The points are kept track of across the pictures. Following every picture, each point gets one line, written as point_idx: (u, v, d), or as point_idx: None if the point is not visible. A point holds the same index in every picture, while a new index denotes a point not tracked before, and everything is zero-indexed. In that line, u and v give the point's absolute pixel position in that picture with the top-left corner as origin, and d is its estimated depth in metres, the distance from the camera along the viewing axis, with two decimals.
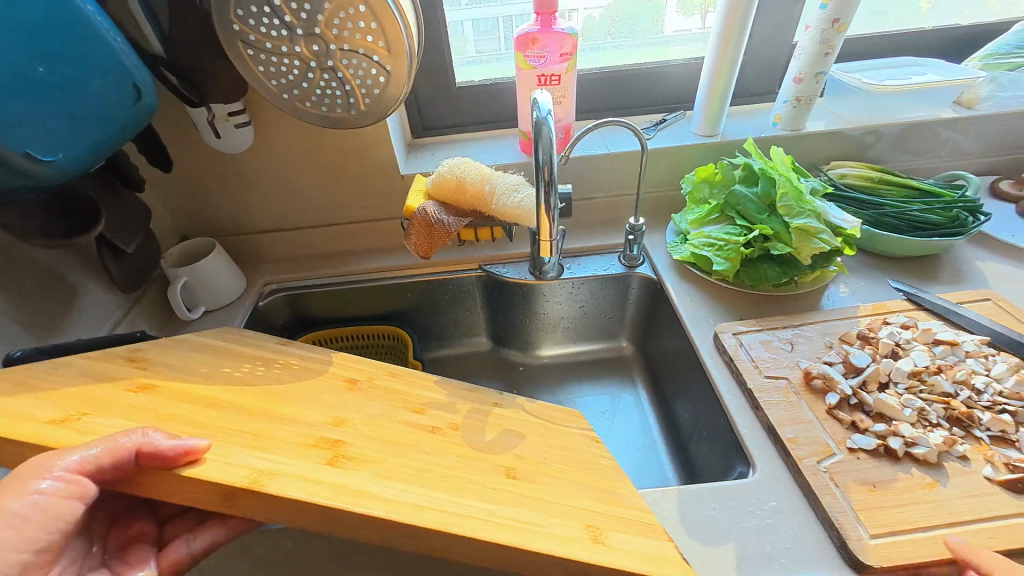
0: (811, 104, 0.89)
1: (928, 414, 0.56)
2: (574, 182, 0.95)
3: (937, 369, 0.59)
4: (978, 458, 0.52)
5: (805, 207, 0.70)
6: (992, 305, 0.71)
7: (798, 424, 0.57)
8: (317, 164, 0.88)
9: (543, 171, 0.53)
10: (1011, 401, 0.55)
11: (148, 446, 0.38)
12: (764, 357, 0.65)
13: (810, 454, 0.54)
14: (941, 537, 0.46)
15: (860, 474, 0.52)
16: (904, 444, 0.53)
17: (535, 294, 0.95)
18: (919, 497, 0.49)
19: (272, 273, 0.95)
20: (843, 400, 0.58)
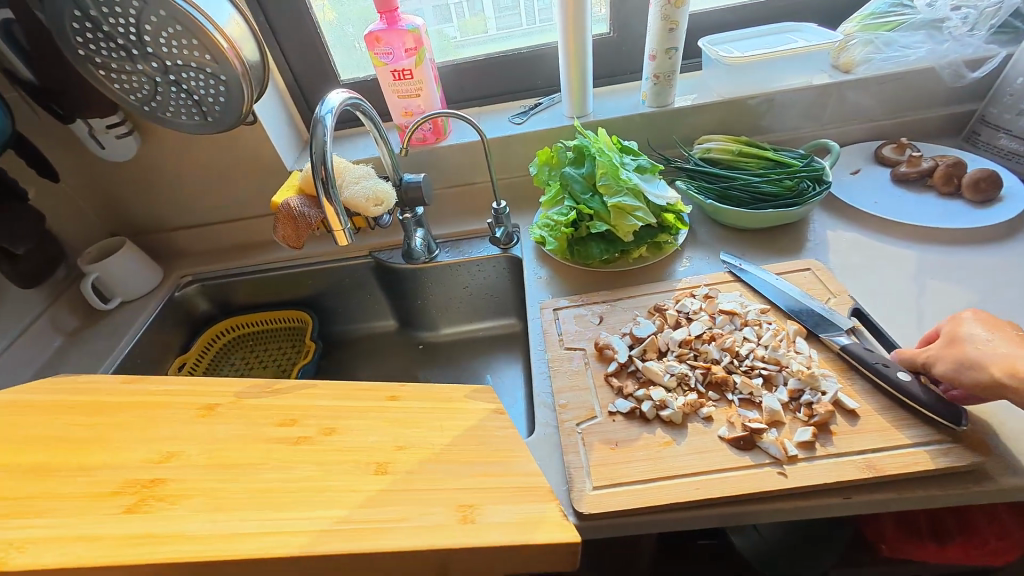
0: (671, 80, 0.90)
1: (692, 378, 0.60)
2: (454, 169, 1.00)
3: (709, 338, 0.64)
4: (721, 419, 0.56)
5: (623, 185, 0.73)
6: (811, 273, 0.72)
7: (574, 390, 0.62)
8: (211, 166, 0.96)
9: (317, 169, 0.59)
10: (767, 364, 0.60)
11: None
12: (570, 330, 0.70)
13: (573, 417, 0.59)
14: (650, 488, 0.51)
15: (603, 433, 0.57)
16: (655, 406, 0.57)
17: (419, 278, 1.01)
18: (648, 454, 0.54)
19: (188, 266, 1.05)
20: (619, 367, 0.63)
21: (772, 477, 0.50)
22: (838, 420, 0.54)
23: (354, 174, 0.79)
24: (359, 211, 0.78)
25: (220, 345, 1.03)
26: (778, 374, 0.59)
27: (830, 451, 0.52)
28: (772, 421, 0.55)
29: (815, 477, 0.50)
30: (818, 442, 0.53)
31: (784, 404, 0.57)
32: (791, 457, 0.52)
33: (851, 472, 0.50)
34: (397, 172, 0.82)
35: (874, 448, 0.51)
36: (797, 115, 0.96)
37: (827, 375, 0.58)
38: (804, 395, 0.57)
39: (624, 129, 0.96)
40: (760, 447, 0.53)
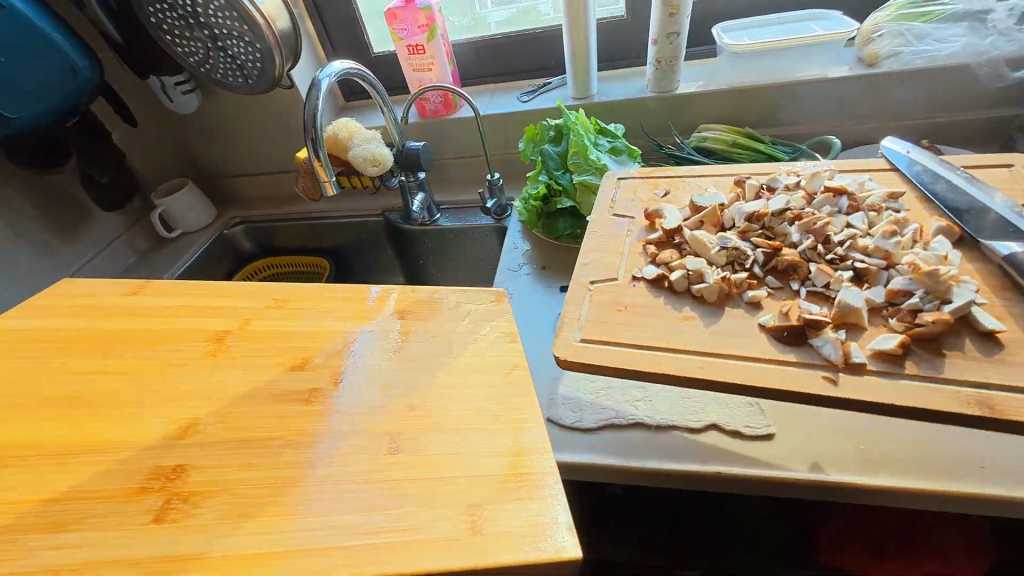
0: (674, 65, 0.89)
1: (755, 261, 0.56)
2: (462, 140, 1.06)
3: (791, 216, 0.58)
4: (772, 308, 0.51)
5: (591, 165, 0.76)
6: (1011, 171, 0.60)
7: (603, 252, 0.60)
8: (258, 124, 1.11)
9: (307, 130, 0.70)
10: (870, 256, 0.53)
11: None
12: (625, 198, 0.68)
13: (590, 275, 0.57)
14: (646, 353, 0.49)
15: (611, 296, 0.55)
16: (688, 279, 0.54)
17: (420, 239, 1.09)
18: (660, 322, 0.51)
19: (237, 210, 1.23)
20: (660, 239, 0.60)
21: (819, 381, 0.44)
22: (960, 340, 0.45)
23: (364, 136, 0.90)
24: (366, 172, 0.89)
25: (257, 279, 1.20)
26: (883, 271, 0.52)
27: (925, 373, 0.43)
28: (849, 324, 0.48)
29: (873, 388, 0.43)
30: (910, 359, 0.44)
31: (876, 309, 0.49)
32: (851, 363, 0.45)
33: (950, 401, 0.41)
34: (400, 139, 0.92)
35: (999, 386, 0.42)
36: (814, 109, 0.91)
37: (963, 281, 0.48)
38: (908, 299, 0.48)
39: (626, 113, 0.97)
40: (810, 344, 0.46)
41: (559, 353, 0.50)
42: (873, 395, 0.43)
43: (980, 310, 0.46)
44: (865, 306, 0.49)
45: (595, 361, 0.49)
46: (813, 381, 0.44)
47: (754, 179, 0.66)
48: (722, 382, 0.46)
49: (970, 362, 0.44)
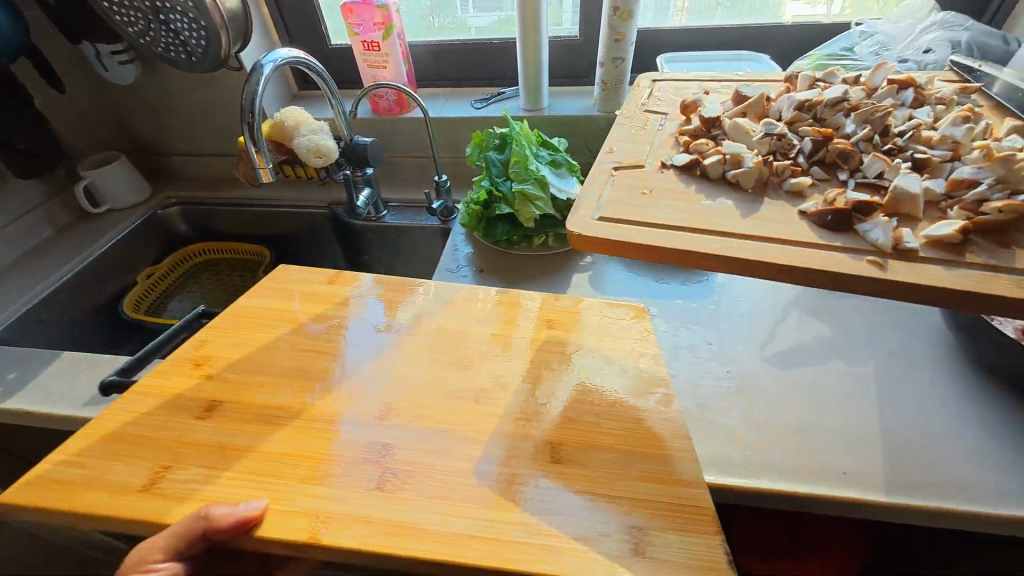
0: (619, 87, 0.94)
1: (801, 151, 0.54)
2: (414, 140, 1.07)
3: (847, 106, 0.57)
4: (815, 197, 0.51)
5: (531, 174, 0.79)
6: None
7: (629, 142, 0.60)
8: (202, 102, 1.08)
9: (244, 114, 0.69)
10: (928, 149, 0.52)
11: (212, 520, 0.40)
12: (660, 100, 0.67)
13: (617, 161, 0.57)
14: (680, 233, 0.48)
15: (640, 180, 0.54)
16: (726, 162, 0.53)
17: (365, 235, 1.08)
18: (690, 207, 0.51)
19: (174, 189, 1.18)
20: (699, 129, 0.59)
21: (863, 265, 0.43)
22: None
23: (311, 126, 0.89)
24: (310, 161, 0.88)
25: (193, 263, 1.16)
26: (947, 163, 0.50)
27: (983, 261, 0.42)
28: (903, 214, 0.48)
29: (918, 272, 0.42)
30: (970, 249, 0.43)
31: (933, 199, 0.48)
32: (900, 249, 0.44)
33: (1004, 285, 0.40)
34: (349, 132, 0.92)
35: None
36: None
37: None
38: (975, 189, 0.47)
39: (573, 129, 1.01)
40: (857, 231, 0.46)
41: (570, 226, 0.48)
42: (921, 280, 0.42)
43: None
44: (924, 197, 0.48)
45: (624, 241, 0.48)
46: (855, 264, 0.43)
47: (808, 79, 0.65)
48: (755, 261, 0.45)
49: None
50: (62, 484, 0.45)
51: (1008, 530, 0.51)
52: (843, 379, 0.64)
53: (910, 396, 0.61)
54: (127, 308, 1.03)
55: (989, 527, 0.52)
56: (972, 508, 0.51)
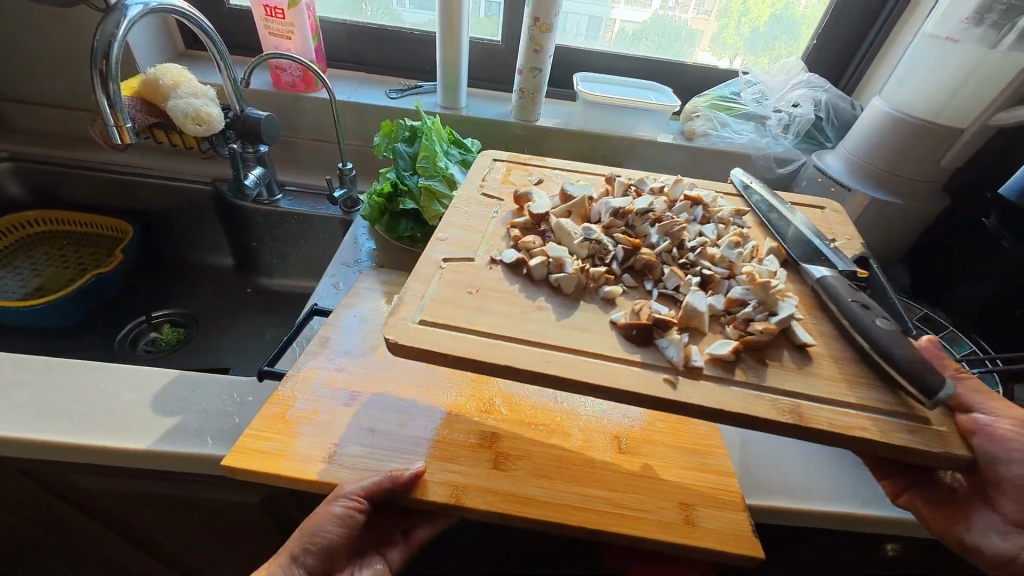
0: (536, 98, 0.96)
1: (615, 257, 0.58)
2: (320, 122, 0.99)
3: (649, 217, 0.62)
4: (625, 306, 0.54)
5: (439, 171, 0.77)
6: (821, 211, 0.72)
7: (465, 229, 0.60)
8: (54, 42, 0.91)
9: (96, 60, 0.58)
10: (713, 266, 0.58)
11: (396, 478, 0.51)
12: (498, 181, 0.69)
13: (445, 250, 0.57)
14: (496, 346, 0.48)
15: (463, 277, 0.54)
16: (548, 265, 0.55)
17: (255, 218, 0.98)
18: (510, 311, 0.51)
19: (10, 143, 0.99)
20: (527, 223, 0.61)
21: (659, 385, 0.46)
22: (780, 351, 0.51)
23: (190, 89, 0.77)
24: (191, 131, 0.77)
25: (27, 234, 0.97)
26: (725, 281, 0.57)
27: (750, 381, 0.48)
28: (692, 327, 0.52)
29: (703, 391, 0.46)
30: (741, 368, 0.49)
31: (717, 316, 0.54)
32: (689, 367, 0.48)
33: (768, 409, 0.46)
34: (240, 103, 0.83)
35: (809, 397, 0.47)
36: (651, 167, 1.04)
37: (787, 300, 0.54)
38: (743, 309, 0.53)
39: (488, 132, 1.00)
40: (657, 347, 0.49)
41: (383, 334, 0.47)
42: (702, 398, 0.46)
43: (798, 328, 0.52)
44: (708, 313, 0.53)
45: (443, 349, 0.47)
46: (652, 383, 0.46)
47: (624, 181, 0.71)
48: (570, 378, 0.46)
49: (789, 370, 0.49)
50: (260, 452, 0.53)
51: (832, 524, 0.59)
52: None
53: None
54: None
55: (817, 521, 0.59)
56: (806, 505, 0.58)
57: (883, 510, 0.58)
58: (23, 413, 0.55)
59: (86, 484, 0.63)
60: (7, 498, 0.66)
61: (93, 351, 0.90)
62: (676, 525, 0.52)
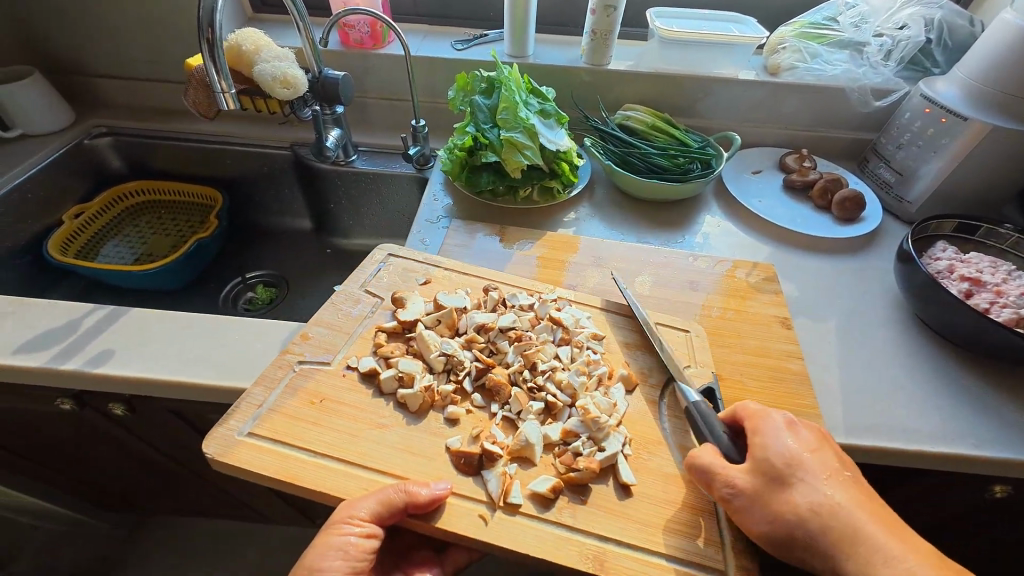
0: (608, 39, 0.91)
1: (469, 373, 0.60)
2: (387, 78, 0.99)
3: (508, 333, 0.63)
4: (466, 427, 0.55)
5: (519, 122, 0.77)
6: (682, 336, 0.67)
7: (333, 329, 0.62)
8: (140, 17, 0.97)
9: (202, 28, 0.60)
10: (558, 393, 0.58)
11: (414, 495, 0.47)
12: (385, 277, 0.70)
13: (302, 355, 0.59)
14: (322, 466, 0.50)
15: (313, 385, 0.56)
16: (398, 379, 0.57)
17: (332, 179, 1.01)
18: (348, 426, 0.53)
19: (107, 118, 1.06)
20: (393, 329, 0.63)
21: (471, 521, 0.48)
22: (604, 483, 0.52)
23: (273, 53, 0.79)
24: (277, 95, 0.79)
25: (130, 205, 1.05)
26: (568, 409, 0.58)
27: (562, 520, 0.49)
28: (524, 457, 0.53)
29: (509, 531, 0.48)
30: (558, 505, 0.50)
31: (552, 444, 0.55)
32: (506, 501, 0.49)
33: (574, 556, 0.47)
34: (318, 64, 0.84)
35: (617, 541, 0.48)
36: (728, 107, 0.98)
37: (615, 432, 0.55)
38: (576, 441, 0.54)
39: (559, 79, 0.97)
40: (482, 474, 0.51)
41: (205, 448, 0.50)
42: (509, 541, 0.47)
43: (627, 463, 0.53)
44: (541, 443, 0.54)
45: (264, 465, 0.50)
46: (463, 515, 0.48)
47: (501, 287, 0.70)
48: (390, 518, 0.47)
49: (600, 511, 0.50)
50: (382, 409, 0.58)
51: (940, 464, 0.58)
52: (808, 335, 0.70)
53: (867, 354, 0.67)
54: (53, 250, 0.91)
55: (926, 462, 0.58)
56: (914, 446, 0.58)
57: (999, 451, 0.57)
58: (173, 362, 0.62)
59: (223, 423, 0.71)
60: (157, 434, 0.75)
61: (202, 309, 0.98)
62: None
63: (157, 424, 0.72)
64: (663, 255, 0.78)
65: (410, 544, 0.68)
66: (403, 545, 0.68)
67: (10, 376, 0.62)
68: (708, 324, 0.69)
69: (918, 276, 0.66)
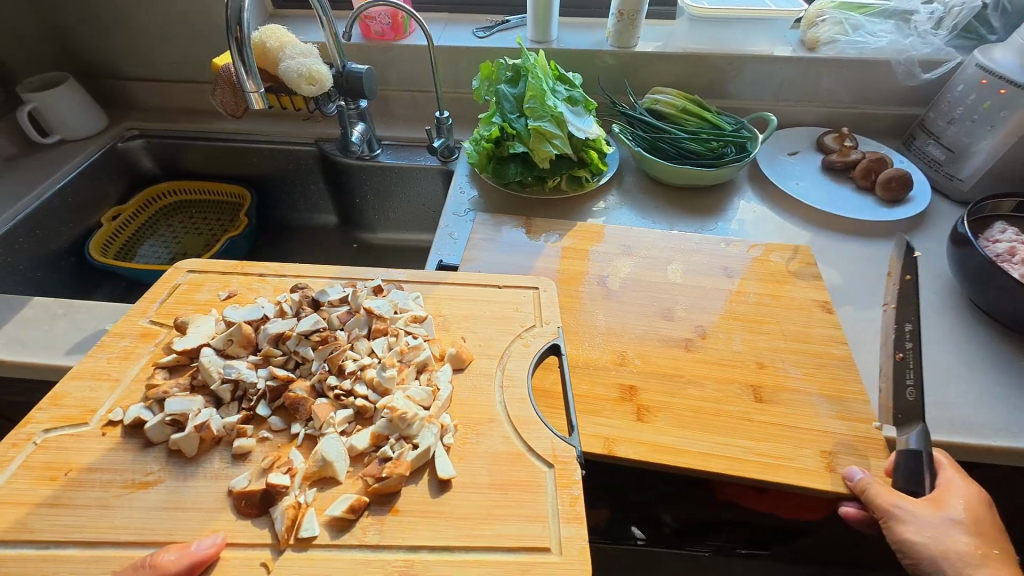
0: (636, 20, 0.88)
1: (260, 394, 0.53)
2: (409, 71, 0.98)
3: (311, 339, 0.57)
4: (256, 459, 0.49)
5: (547, 110, 0.75)
6: (530, 294, 0.65)
7: (96, 380, 0.54)
8: (167, 18, 0.98)
9: (231, 27, 0.60)
10: (367, 394, 0.53)
11: (161, 566, 0.40)
12: (172, 305, 0.62)
13: (47, 424, 0.50)
14: (53, 556, 0.42)
15: (57, 456, 0.48)
16: (168, 424, 0.49)
17: (355, 174, 1.01)
18: (99, 497, 0.46)
19: (136, 121, 1.08)
20: (175, 362, 0.55)
21: (251, 570, 0.42)
22: (415, 483, 0.48)
23: (298, 49, 0.79)
24: (304, 91, 0.79)
25: (164, 204, 1.08)
26: (375, 410, 0.52)
27: (365, 541, 0.44)
28: (326, 477, 0.48)
29: (300, 570, 0.42)
30: (360, 522, 0.45)
31: (359, 455, 0.49)
32: (297, 535, 0.44)
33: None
34: (341, 59, 0.83)
35: (430, 549, 0.44)
36: (763, 86, 0.94)
37: (427, 423, 0.50)
38: (384, 445, 0.49)
39: (584, 63, 0.94)
40: (270, 512, 0.45)
41: None
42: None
43: (441, 455, 0.49)
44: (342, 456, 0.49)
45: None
46: (244, 569, 0.42)
47: (312, 288, 0.64)
48: None
49: (413, 517, 0.45)
50: None
51: (1003, 458, 0.55)
52: (853, 324, 0.67)
53: (920, 342, 0.64)
54: (94, 250, 0.94)
55: (986, 457, 0.55)
56: (972, 440, 0.55)
57: None
58: None
59: None
60: None
61: None
62: (819, 473, 0.51)
63: None
64: (695, 242, 0.75)
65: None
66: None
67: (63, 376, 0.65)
68: (749, 315, 0.66)
69: (976, 260, 0.62)
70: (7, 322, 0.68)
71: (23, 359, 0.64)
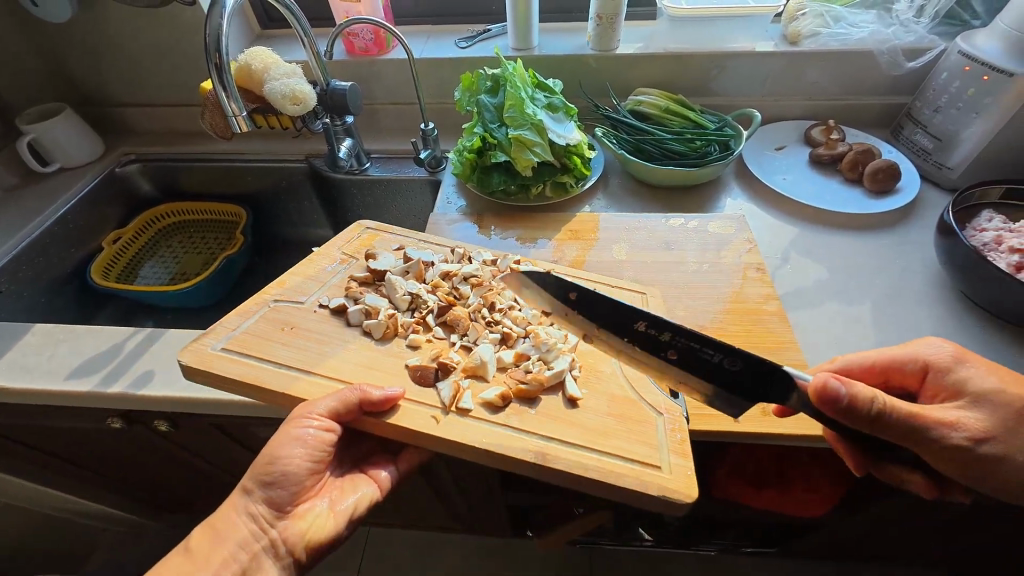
0: (615, 23, 0.88)
1: (431, 310, 0.60)
2: (394, 85, 1.00)
3: (466, 279, 0.64)
4: (425, 352, 0.57)
5: (527, 119, 0.75)
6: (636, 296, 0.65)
7: (306, 276, 0.64)
8: (157, 46, 1.00)
9: (210, 55, 0.61)
10: (514, 326, 0.59)
11: (369, 394, 0.50)
12: (356, 245, 0.70)
13: (279, 295, 0.61)
14: (285, 373, 0.54)
15: (284, 316, 0.59)
16: (364, 312, 0.58)
17: (346, 189, 1.02)
18: (312, 347, 0.56)
19: (132, 145, 1.10)
20: (365, 279, 0.63)
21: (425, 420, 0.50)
22: (554, 395, 0.54)
23: (282, 70, 0.80)
24: (289, 110, 0.80)
25: (163, 225, 1.10)
26: (523, 338, 0.58)
27: (509, 423, 0.51)
28: (479, 375, 0.55)
29: (460, 429, 0.50)
30: (509, 411, 0.52)
31: (507, 366, 0.55)
32: (458, 407, 0.51)
33: (519, 450, 0.48)
34: (325, 77, 0.85)
35: (561, 441, 0.50)
36: (746, 82, 0.93)
37: (565, 356, 0.56)
38: (528, 363, 0.55)
39: (564, 68, 0.95)
40: (436, 385, 0.53)
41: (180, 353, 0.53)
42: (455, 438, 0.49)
43: (572, 380, 0.54)
44: (496, 364, 0.55)
45: (219, 377, 0.53)
46: (416, 417, 0.50)
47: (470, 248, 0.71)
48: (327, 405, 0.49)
49: (549, 417, 0.51)
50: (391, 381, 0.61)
51: None
52: (839, 317, 0.66)
53: (906, 332, 0.64)
54: (96, 274, 0.97)
55: None
56: None
57: None
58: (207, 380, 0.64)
59: (260, 433, 0.73)
60: (200, 444, 0.79)
61: None
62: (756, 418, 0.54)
63: (197, 435, 0.76)
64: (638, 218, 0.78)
65: (367, 451, 0.65)
66: (362, 451, 0.65)
67: (65, 400, 0.67)
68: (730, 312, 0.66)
69: (961, 250, 0.62)
70: (10, 348, 0.70)
71: (26, 384, 0.66)
